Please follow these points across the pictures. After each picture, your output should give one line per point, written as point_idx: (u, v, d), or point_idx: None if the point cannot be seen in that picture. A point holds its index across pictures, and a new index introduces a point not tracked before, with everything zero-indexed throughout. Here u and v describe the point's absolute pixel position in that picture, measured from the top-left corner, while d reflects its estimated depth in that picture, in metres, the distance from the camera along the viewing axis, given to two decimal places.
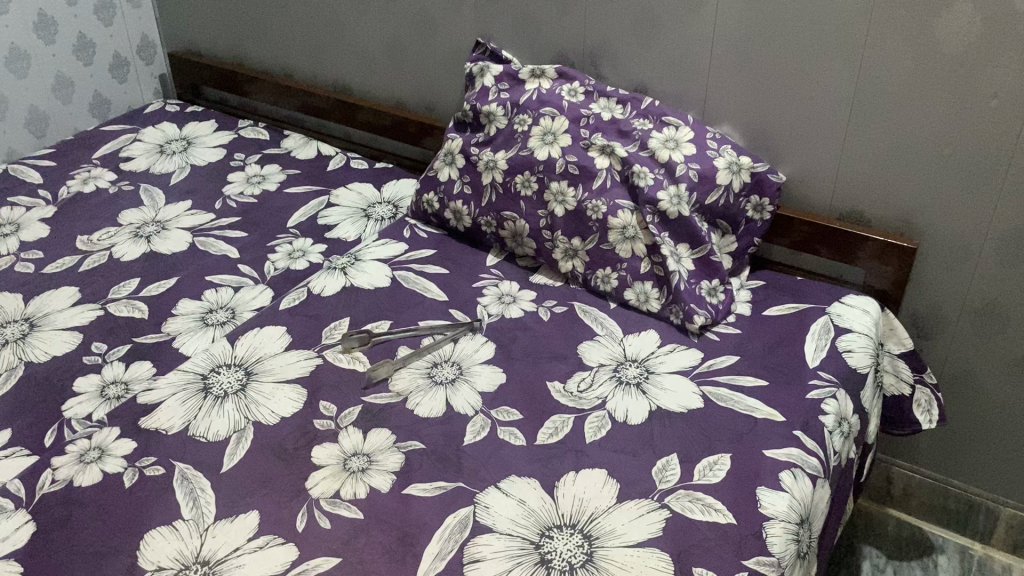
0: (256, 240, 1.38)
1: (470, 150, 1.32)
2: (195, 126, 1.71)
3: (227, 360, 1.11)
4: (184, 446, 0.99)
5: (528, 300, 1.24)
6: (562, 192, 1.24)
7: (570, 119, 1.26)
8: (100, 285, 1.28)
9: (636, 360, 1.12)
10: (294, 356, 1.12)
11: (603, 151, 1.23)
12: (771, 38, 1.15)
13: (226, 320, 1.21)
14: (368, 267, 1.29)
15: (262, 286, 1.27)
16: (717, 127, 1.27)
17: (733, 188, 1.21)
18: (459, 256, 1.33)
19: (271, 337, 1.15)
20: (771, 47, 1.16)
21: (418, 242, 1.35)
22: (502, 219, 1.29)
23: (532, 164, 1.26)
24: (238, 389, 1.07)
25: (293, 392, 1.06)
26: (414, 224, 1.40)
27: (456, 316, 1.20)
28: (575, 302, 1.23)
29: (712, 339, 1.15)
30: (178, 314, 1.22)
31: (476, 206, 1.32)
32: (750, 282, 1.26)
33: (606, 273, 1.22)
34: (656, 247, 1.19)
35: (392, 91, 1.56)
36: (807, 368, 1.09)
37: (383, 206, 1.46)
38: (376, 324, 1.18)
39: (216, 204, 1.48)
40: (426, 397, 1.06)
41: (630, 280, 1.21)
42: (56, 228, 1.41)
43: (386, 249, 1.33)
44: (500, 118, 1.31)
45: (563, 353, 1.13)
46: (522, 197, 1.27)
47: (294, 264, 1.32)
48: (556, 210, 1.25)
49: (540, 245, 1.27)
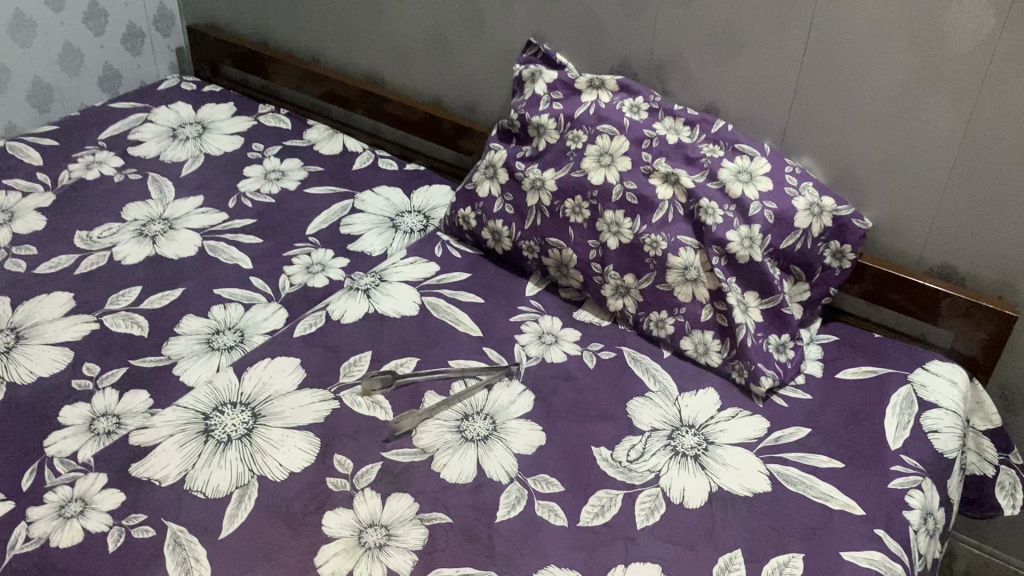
0: (271, 249, 1.25)
1: (515, 166, 1.18)
2: (212, 109, 1.58)
3: (232, 397, 0.98)
4: (179, 503, 0.87)
5: (572, 340, 1.10)
6: (617, 220, 1.10)
7: (631, 140, 1.12)
8: (96, 292, 1.15)
9: (693, 426, 0.99)
10: (308, 396, 0.99)
11: (665, 180, 1.10)
12: (868, 69, 1.01)
13: (234, 346, 1.08)
14: (394, 290, 1.16)
15: (276, 305, 1.15)
16: (796, 159, 1.12)
17: (812, 232, 1.07)
18: (495, 281, 1.19)
19: (283, 370, 1.02)
20: (868, 79, 1.01)
21: (451, 262, 1.21)
22: (546, 246, 1.15)
23: (584, 187, 1.12)
24: (243, 435, 0.94)
25: (305, 442, 0.94)
26: (446, 239, 1.26)
27: (491, 357, 1.07)
28: (624, 347, 1.10)
29: (779, 404, 1.02)
30: (181, 334, 1.09)
31: (518, 227, 1.18)
32: (821, 336, 1.12)
33: (662, 316, 1.09)
34: (721, 294, 1.05)
35: (430, 87, 1.42)
36: (888, 450, 0.96)
37: (413, 216, 1.32)
38: (401, 361, 1.05)
39: (230, 202, 1.35)
40: (455, 458, 0.94)
41: (689, 328, 1.07)
42: (54, 221, 1.28)
43: (414, 269, 1.20)
44: (551, 132, 1.17)
45: (610, 411, 1.00)
46: (571, 222, 1.13)
47: (312, 280, 1.19)
48: (608, 241, 1.11)
49: (587, 278, 1.14)
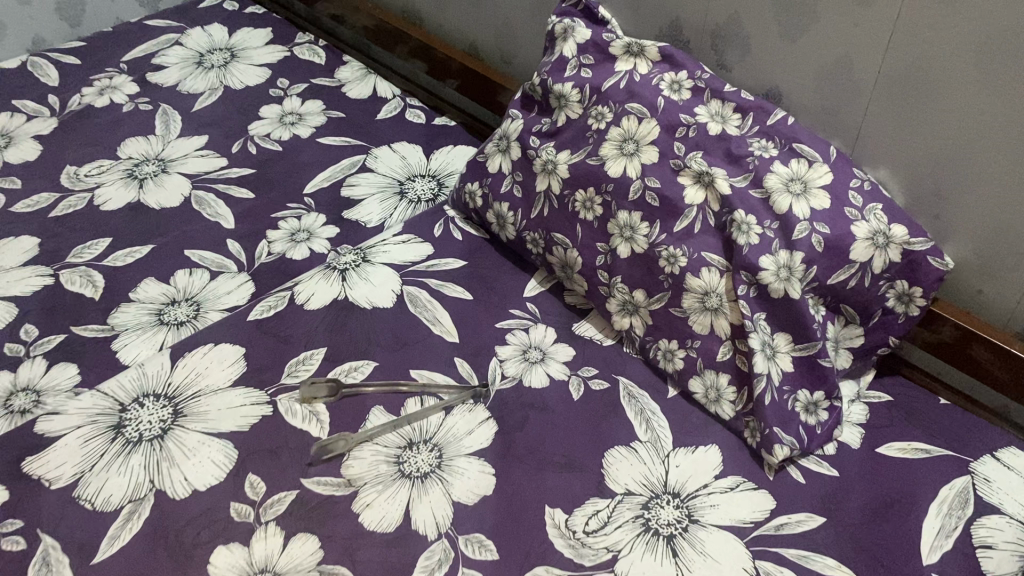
0: (260, 206, 1.12)
1: (529, 141, 1.00)
2: (247, 34, 1.45)
3: (157, 388, 0.88)
4: (61, 514, 0.78)
5: (561, 360, 0.93)
6: (633, 223, 0.91)
7: (662, 125, 0.91)
8: (64, 240, 1.07)
9: (678, 494, 0.81)
10: (240, 397, 0.88)
11: (696, 180, 0.89)
12: (956, 69, 0.76)
13: (185, 322, 0.97)
14: (374, 273, 1.01)
15: (244, 276, 1.03)
16: (871, 170, 0.89)
17: (873, 267, 0.84)
18: (493, 274, 1.02)
19: (222, 361, 0.91)
20: (955, 83, 0.77)
21: (449, 246, 1.05)
22: (551, 241, 0.98)
23: (600, 179, 0.93)
24: (155, 436, 0.83)
25: (220, 455, 0.83)
26: (452, 216, 1.10)
27: (461, 372, 0.91)
28: (621, 378, 0.92)
29: (794, 479, 0.83)
30: (134, 301, 0.99)
31: (524, 215, 1.00)
32: (870, 394, 0.91)
33: (672, 347, 0.90)
34: (744, 332, 0.85)
35: (466, 32, 1.24)
36: (918, 565, 0.75)
37: (425, 183, 1.16)
38: (357, 365, 0.91)
39: (234, 146, 1.22)
40: (381, 497, 0.80)
41: (701, 366, 0.88)
42: (48, 152, 1.20)
43: (404, 250, 1.04)
44: (574, 105, 0.98)
45: (580, 460, 0.83)
46: (580, 218, 0.95)
47: (292, 251, 1.05)
48: (618, 248, 0.92)
49: (592, 288, 0.95)
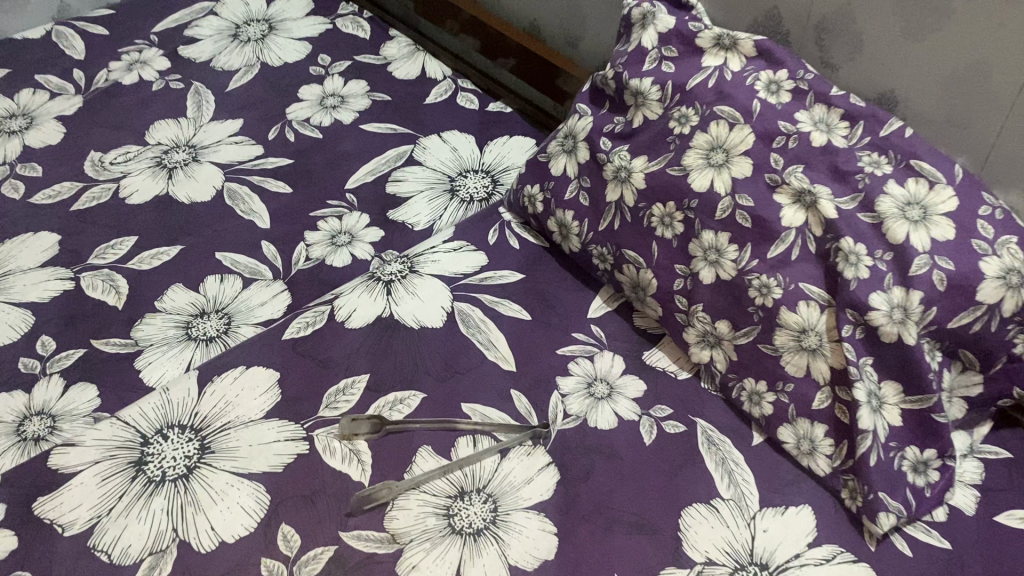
0: (297, 203, 1.02)
1: (598, 143, 0.88)
2: (286, 4, 1.33)
3: (182, 417, 0.79)
4: (74, 566, 0.70)
5: (630, 396, 0.83)
6: (719, 245, 0.79)
7: (757, 134, 0.79)
8: (86, 238, 0.98)
9: (766, 567, 0.70)
10: (273, 431, 0.79)
11: (796, 199, 0.77)
12: None
13: (214, 338, 0.88)
14: (421, 286, 0.91)
15: (280, 285, 0.93)
16: (1001, 192, 0.78)
17: (1003, 311, 0.70)
18: (553, 291, 0.92)
19: (254, 388, 0.82)
20: None
21: (505, 256, 0.95)
22: (621, 258, 0.87)
23: (681, 192, 0.81)
24: (179, 476, 0.75)
25: (251, 500, 0.74)
26: (508, 220, 0.99)
27: (519, 409, 0.81)
28: (699, 419, 0.81)
29: (899, 552, 0.72)
30: (160, 312, 0.90)
31: (590, 226, 0.89)
32: (986, 448, 0.80)
33: (760, 388, 0.79)
34: (847, 378, 0.74)
35: (529, 10, 1.13)
36: None
37: (477, 178, 1.05)
38: (402, 397, 0.82)
39: (271, 132, 1.12)
40: (429, 559, 0.71)
41: (793, 412, 0.78)
42: (71, 134, 1.11)
43: (455, 259, 0.94)
44: (653, 104, 0.86)
45: (651, 520, 0.74)
46: (656, 234, 0.83)
47: (332, 257, 0.96)
48: (701, 272, 0.81)
49: (668, 314, 0.84)
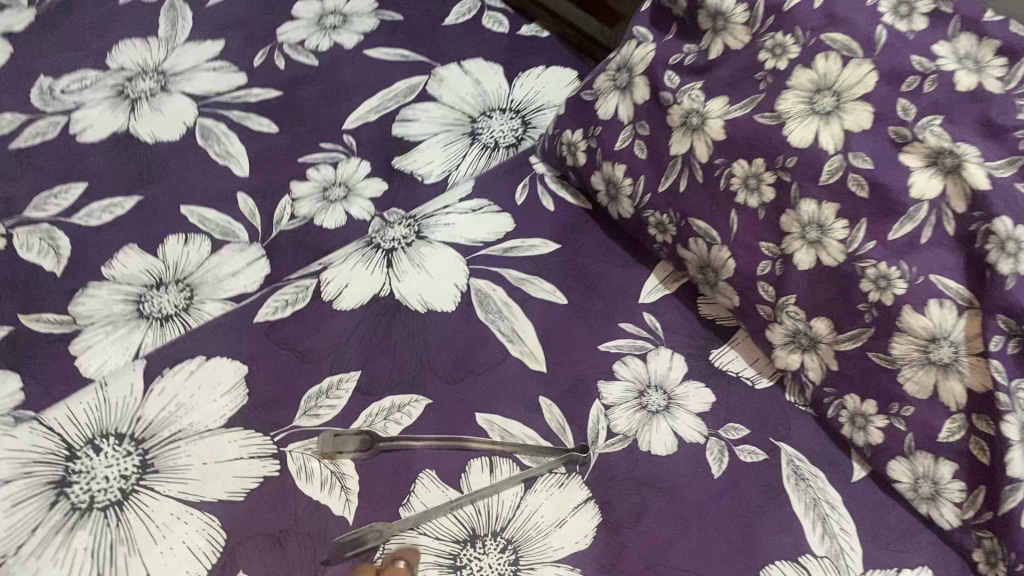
0: (283, 147, 0.83)
1: (663, 79, 0.67)
2: None
3: (120, 424, 0.62)
4: None
5: (693, 410, 0.64)
6: (823, 219, 0.60)
7: (882, 72, 0.57)
8: (24, 184, 0.80)
9: None
10: (235, 446, 0.62)
11: (931, 161, 0.55)
12: None
13: (171, 317, 0.70)
14: (430, 257, 0.72)
15: (257, 250, 0.75)
16: None
17: None
18: (597, 267, 0.73)
19: (213, 387, 0.65)
20: None
21: (537, 219, 0.75)
22: (686, 231, 0.68)
23: (772, 148, 0.61)
24: (109, 504, 0.59)
25: (200, 540, 0.58)
26: (541, 173, 0.78)
27: (551, 428, 0.65)
28: (783, 444, 0.64)
29: None
30: (107, 281, 0.73)
31: (648, 187, 0.69)
32: None
33: (866, 409, 0.61)
34: (992, 408, 0.54)
35: None
36: None
37: (503, 120, 0.84)
38: (403, 403, 0.65)
39: (257, 57, 0.92)
40: None
41: (910, 443, 0.59)
42: (18, 53, 0.92)
43: (474, 223, 0.75)
44: (738, 28, 0.63)
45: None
46: (736, 201, 0.64)
47: (323, 216, 0.77)
48: (795, 254, 0.62)
49: (746, 306, 0.66)
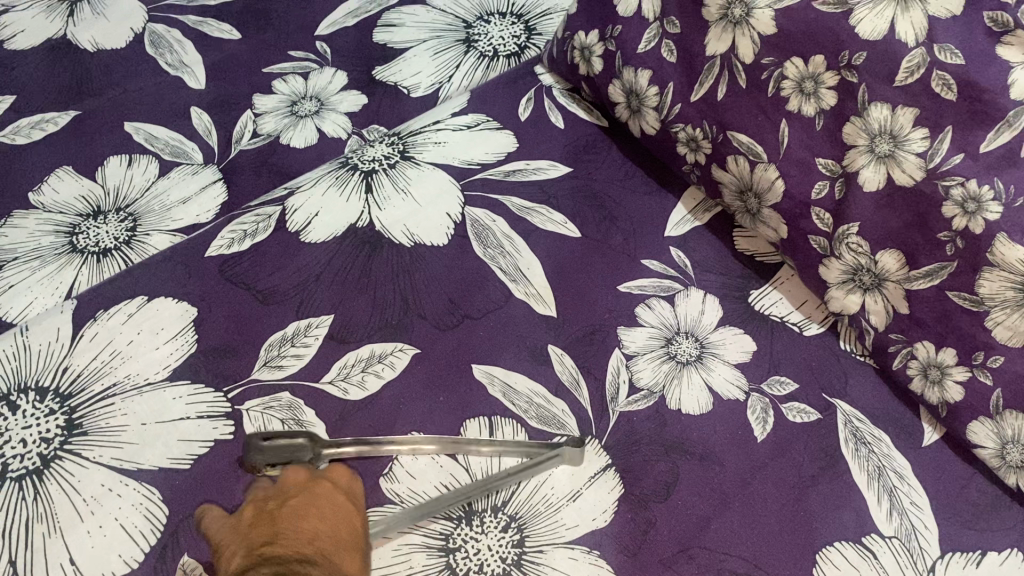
0: (247, 57, 0.71)
1: None
2: None
3: (43, 377, 0.52)
4: None
5: (729, 360, 0.54)
6: (897, 128, 0.48)
7: None
8: None
9: None
10: (180, 403, 0.52)
11: None
12: None
13: (108, 251, 0.59)
14: (418, 181, 0.61)
15: (212, 172, 0.64)
16: None
17: None
18: (616, 193, 0.62)
19: (155, 332, 0.54)
20: None
21: (544, 138, 0.64)
22: (725, 146, 0.56)
23: (835, 41, 0.49)
24: (25, 473, 0.48)
25: (135, 516, 0.48)
26: (548, 85, 0.67)
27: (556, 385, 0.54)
28: (840, 402, 0.53)
29: None
30: (35, 210, 0.62)
31: (678, 95, 0.57)
32: None
33: (942, 359, 0.50)
34: None
35: None
36: None
37: (504, 25, 0.72)
38: (386, 351, 0.55)
39: None
40: None
41: (997, 402, 0.48)
42: None
43: (469, 142, 0.63)
44: None
45: (759, 569, 0.48)
46: (788, 109, 0.52)
47: (291, 134, 0.66)
48: (861, 171, 0.50)
49: (795, 237, 0.55)
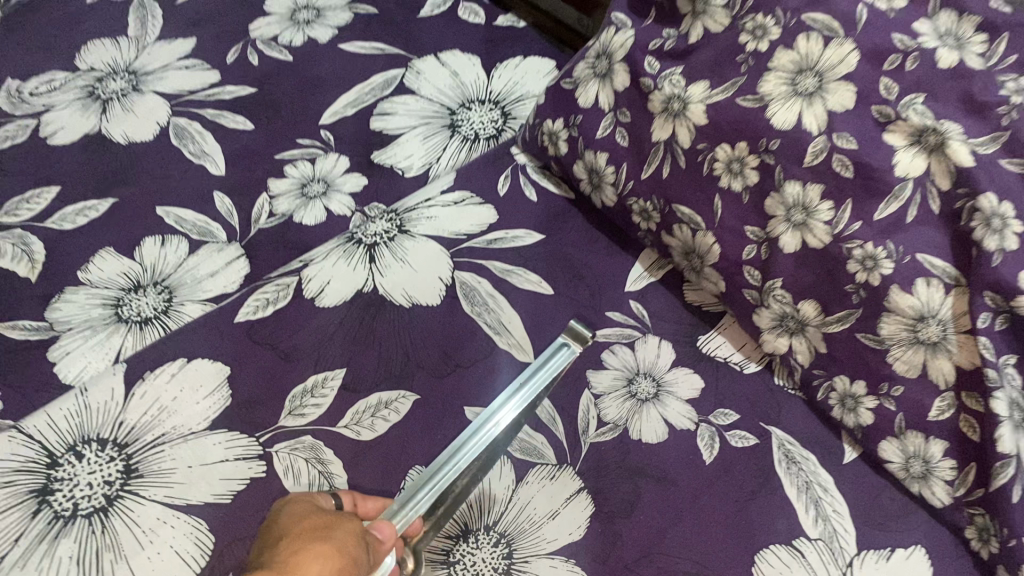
0: (260, 145, 0.82)
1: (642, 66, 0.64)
2: None
3: (102, 430, 0.61)
4: None
5: (681, 396, 0.64)
6: (808, 201, 0.57)
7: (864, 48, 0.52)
8: None
9: None
10: (219, 448, 0.61)
11: (914, 140, 0.51)
12: None
13: (149, 321, 0.69)
14: (413, 251, 0.71)
15: (235, 249, 0.74)
16: None
17: None
18: (584, 256, 0.72)
19: (195, 388, 0.64)
20: None
21: (520, 210, 0.75)
22: (670, 216, 0.67)
23: (755, 131, 0.59)
24: (93, 511, 0.58)
25: (188, 544, 0.58)
26: (523, 163, 0.78)
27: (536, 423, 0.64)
28: (773, 428, 0.63)
29: None
30: (84, 286, 0.71)
31: (630, 174, 0.68)
32: None
33: (856, 390, 0.60)
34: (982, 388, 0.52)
35: None
36: None
37: (483, 111, 0.83)
38: (391, 399, 0.64)
39: (229, 53, 0.90)
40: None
41: (900, 424, 0.58)
42: None
43: (456, 215, 0.74)
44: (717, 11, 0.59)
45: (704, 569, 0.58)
46: (720, 185, 0.62)
47: (303, 213, 0.76)
48: (781, 237, 0.60)
49: (733, 291, 0.66)
